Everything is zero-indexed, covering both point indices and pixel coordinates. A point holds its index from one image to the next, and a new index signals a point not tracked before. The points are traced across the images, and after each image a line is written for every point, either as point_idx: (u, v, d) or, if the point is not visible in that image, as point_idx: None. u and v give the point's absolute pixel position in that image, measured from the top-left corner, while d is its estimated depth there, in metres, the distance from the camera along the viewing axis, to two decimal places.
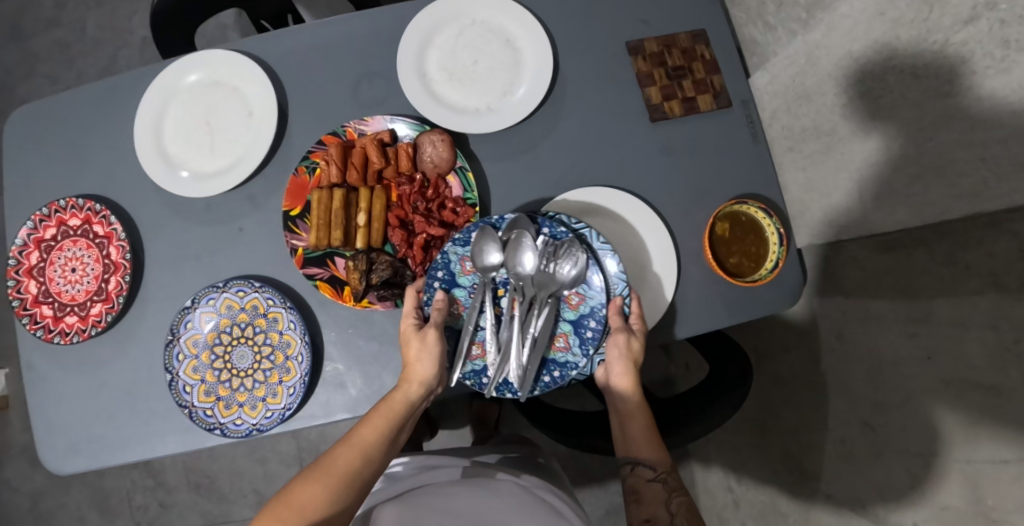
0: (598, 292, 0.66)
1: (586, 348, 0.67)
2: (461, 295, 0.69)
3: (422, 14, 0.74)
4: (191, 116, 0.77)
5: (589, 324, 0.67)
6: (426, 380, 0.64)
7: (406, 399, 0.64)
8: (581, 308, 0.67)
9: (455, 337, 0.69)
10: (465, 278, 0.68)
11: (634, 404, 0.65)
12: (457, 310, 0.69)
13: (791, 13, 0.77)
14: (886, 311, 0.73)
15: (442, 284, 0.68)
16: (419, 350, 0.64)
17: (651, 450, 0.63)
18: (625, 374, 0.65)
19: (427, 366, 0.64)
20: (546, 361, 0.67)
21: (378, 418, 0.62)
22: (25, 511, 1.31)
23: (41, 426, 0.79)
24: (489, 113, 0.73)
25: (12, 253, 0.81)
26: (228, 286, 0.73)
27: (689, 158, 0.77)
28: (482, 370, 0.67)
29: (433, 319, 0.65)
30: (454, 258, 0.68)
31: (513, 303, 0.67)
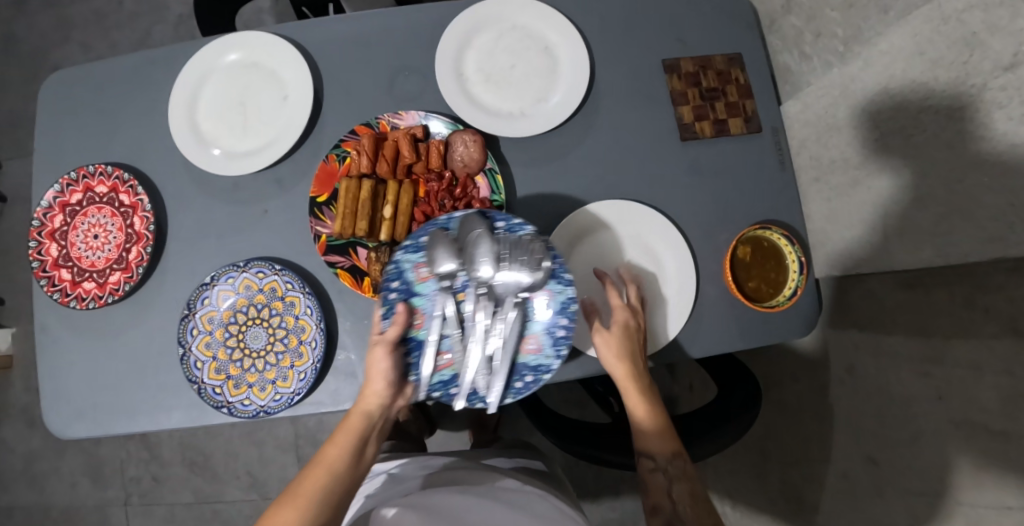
0: (567, 285, 0.65)
1: (559, 349, 0.65)
2: (420, 304, 0.64)
3: (464, 14, 0.75)
4: (226, 94, 0.77)
5: (559, 322, 0.65)
6: (384, 393, 0.63)
7: (368, 411, 0.63)
8: (549, 306, 0.65)
9: (418, 347, 0.65)
10: (422, 286, 0.64)
11: (636, 398, 0.66)
12: (418, 320, 0.64)
13: (829, 44, 0.77)
14: (900, 348, 0.73)
15: (398, 294, 0.64)
16: (376, 367, 0.62)
17: (658, 439, 0.65)
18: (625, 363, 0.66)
19: (380, 382, 0.63)
20: (516, 368, 0.65)
21: (342, 434, 0.61)
22: (18, 472, 1.32)
23: (48, 388, 0.79)
24: (522, 118, 0.73)
25: (37, 214, 0.81)
26: (248, 267, 0.73)
27: (716, 180, 0.77)
28: (450, 381, 0.65)
29: (388, 335, 0.62)
30: (408, 267, 0.64)
31: (477, 310, 0.61)
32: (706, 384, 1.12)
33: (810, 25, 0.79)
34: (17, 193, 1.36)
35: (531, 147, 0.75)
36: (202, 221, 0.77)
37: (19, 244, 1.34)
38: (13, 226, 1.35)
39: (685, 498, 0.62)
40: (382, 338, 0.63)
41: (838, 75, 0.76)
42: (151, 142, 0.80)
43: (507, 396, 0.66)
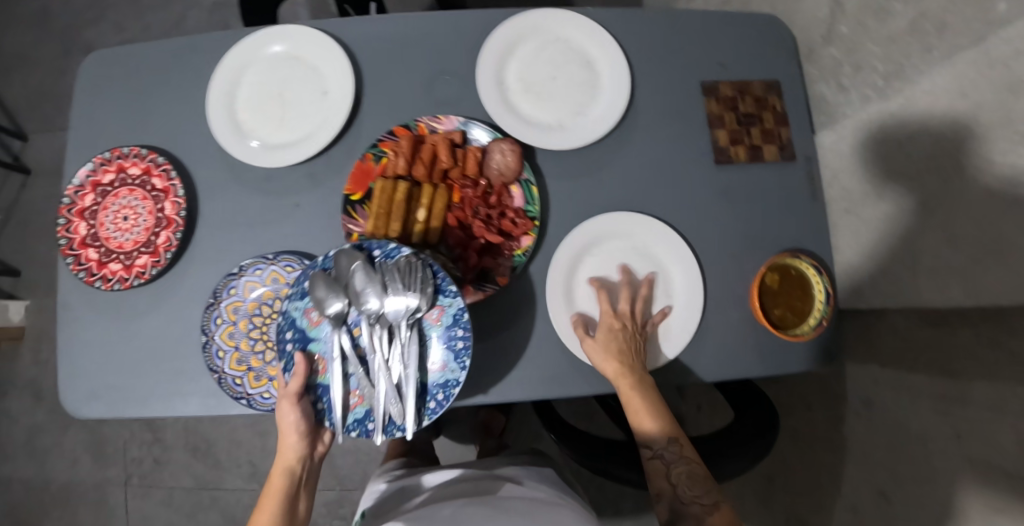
0: (454, 297, 0.65)
1: (462, 361, 0.65)
2: (319, 349, 0.68)
3: (509, 23, 0.75)
4: (266, 86, 0.77)
5: (457, 332, 0.65)
6: (297, 446, 0.67)
7: (288, 467, 0.68)
8: (443, 321, 0.66)
9: (326, 391, 0.67)
10: (317, 330, 0.68)
11: (628, 394, 0.67)
12: (320, 365, 0.67)
13: (868, 78, 0.77)
14: (921, 385, 0.73)
15: (295, 343, 0.67)
16: (285, 419, 0.66)
17: (657, 429, 0.67)
18: (614, 361, 0.68)
19: (292, 436, 0.67)
20: (424, 391, 0.66)
21: (269, 500, 0.67)
22: (20, 444, 1.32)
23: (66, 367, 0.79)
24: (559, 131, 0.74)
25: (68, 192, 0.81)
26: (277, 260, 0.73)
27: (747, 205, 0.77)
28: (365, 416, 0.66)
29: (289, 387, 0.65)
30: (297, 315, 0.68)
31: (371, 339, 0.65)
32: (721, 410, 1.11)
33: (849, 57, 0.80)
34: (40, 167, 1.36)
35: (565, 159, 0.75)
36: (232, 210, 0.77)
37: (39, 219, 1.35)
38: (34, 199, 1.35)
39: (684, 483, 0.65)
40: (286, 389, 0.65)
41: (876, 109, 0.76)
42: (186, 127, 0.80)
43: (424, 418, 0.66)
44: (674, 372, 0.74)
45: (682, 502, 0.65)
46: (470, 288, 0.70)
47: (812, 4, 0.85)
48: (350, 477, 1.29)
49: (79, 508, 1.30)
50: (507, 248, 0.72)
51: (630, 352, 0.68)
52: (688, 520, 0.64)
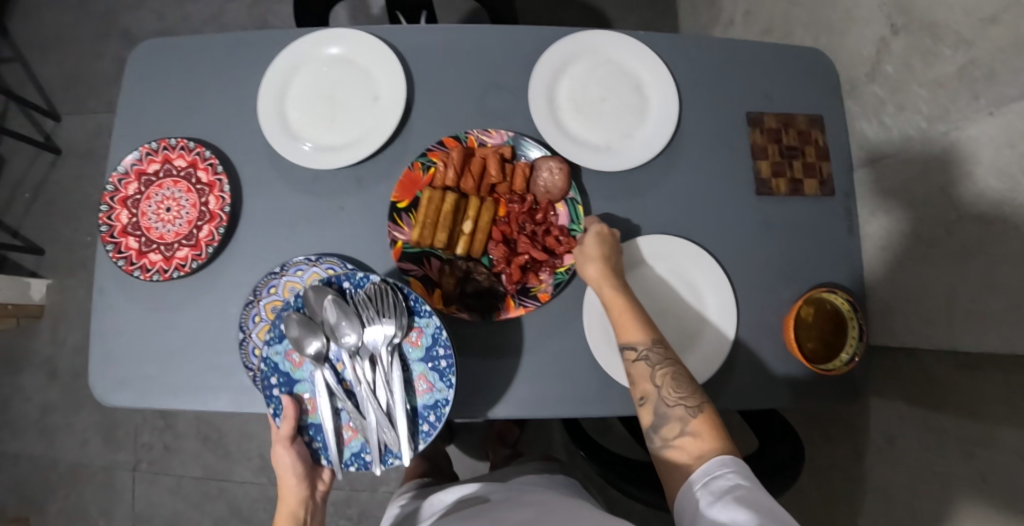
0: (428, 317, 0.67)
1: (447, 380, 0.66)
2: (306, 390, 0.69)
3: (563, 43, 0.76)
4: (316, 86, 0.77)
5: (437, 352, 0.67)
6: (298, 485, 0.69)
7: (290, 510, 0.69)
8: (422, 343, 0.67)
9: (319, 429, 0.69)
10: (300, 371, 0.69)
11: (613, 299, 0.66)
12: (309, 405, 0.69)
13: (911, 119, 0.78)
14: (947, 426, 0.73)
15: (282, 388, 0.69)
16: (282, 463, 0.68)
17: (636, 328, 0.64)
18: (595, 264, 0.67)
19: (291, 479, 0.69)
20: (414, 415, 0.67)
21: None
22: (31, 422, 1.32)
23: (97, 353, 0.78)
24: (606, 152, 0.74)
25: (112, 179, 0.80)
26: (319, 262, 0.73)
27: (784, 237, 0.78)
28: (361, 449, 0.67)
29: (282, 431, 0.67)
30: (279, 359, 0.69)
31: (355, 371, 0.67)
32: (745, 434, 1.14)
33: (893, 97, 0.81)
34: (70, 147, 1.39)
35: (609, 180, 0.76)
36: (274, 208, 0.77)
37: (66, 197, 1.37)
38: (62, 179, 1.38)
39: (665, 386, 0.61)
40: (280, 433, 0.67)
41: (918, 150, 0.77)
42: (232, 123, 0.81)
43: (419, 442, 0.67)
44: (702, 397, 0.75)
45: (665, 406, 0.61)
46: (513, 302, 0.72)
47: (858, 42, 0.86)
48: (359, 477, 1.29)
49: (85, 490, 1.30)
50: (550, 264, 0.73)
51: (614, 263, 0.69)
52: (672, 424, 0.60)
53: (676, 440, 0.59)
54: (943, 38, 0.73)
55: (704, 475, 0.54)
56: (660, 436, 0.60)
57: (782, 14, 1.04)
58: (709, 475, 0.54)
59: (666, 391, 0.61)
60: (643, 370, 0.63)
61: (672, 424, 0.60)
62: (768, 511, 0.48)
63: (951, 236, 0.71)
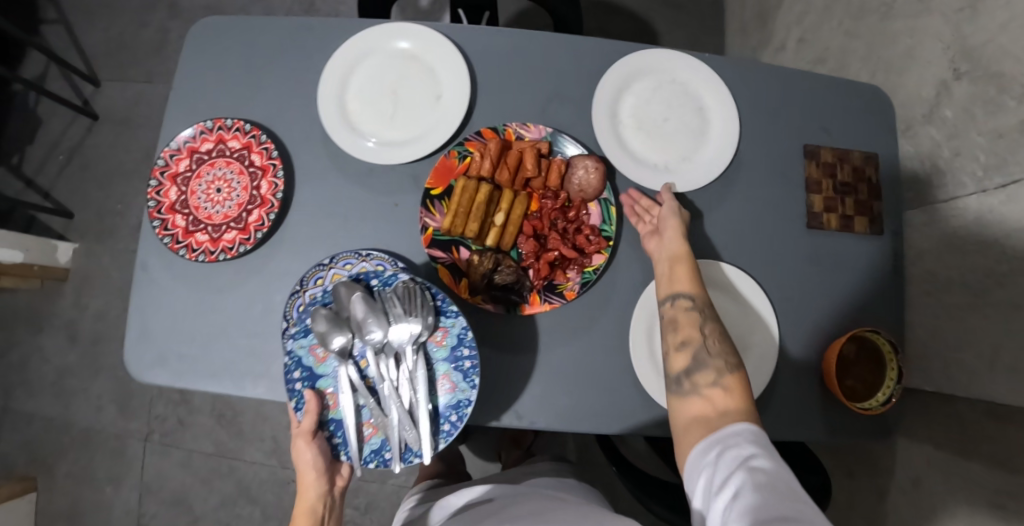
0: (456, 316, 0.64)
1: (471, 380, 0.63)
2: (328, 385, 0.65)
3: (629, 59, 0.76)
4: (379, 78, 0.76)
5: (462, 353, 0.64)
6: (317, 481, 0.67)
7: (309, 504, 0.67)
8: (447, 342, 0.64)
9: (339, 426, 0.65)
10: (324, 367, 0.65)
11: (679, 250, 0.68)
12: (330, 400, 0.65)
13: (968, 165, 0.77)
14: (976, 474, 0.74)
15: (304, 382, 0.65)
16: (301, 457, 0.65)
17: (694, 283, 0.66)
18: (673, 222, 0.70)
19: (311, 474, 0.66)
20: (437, 414, 0.64)
21: None
22: (47, 384, 1.32)
23: (136, 328, 0.76)
24: (665, 172, 0.75)
25: (164, 153, 0.76)
26: (368, 258, 0.69)
27: (830, 273, 0.79)
28: (382, 446, 0.63)
29: (303, 424, 0.64)
30: (303, 352, 0.66)
31: (379, 368, 0.63)
32: None
33: (949, 141, 0.80)
34: (107, 114, 1.40)
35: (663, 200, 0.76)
36: (325, 197, 0.76)
37: (101, 163, 1.38)
38: (97, 145, 1.39)
39: (710, 339, 0.62)
40: (300, 427, 0.64)
41: (974, 200, 0.75)
42: (283, 106, 0.79)
43: (439, 442, 0.64)
44: None
45: (706, 354, 0.61)
46: (538, 297, 0.71)
47: (919, 83, 0.85)
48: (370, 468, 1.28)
49: (95, 456, 1.30)
50: (577, 263, 0.71)
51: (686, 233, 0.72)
52: (708, 372, 0.60)
53: (706, 389, 0.59)
54: (1009, 89, 0.71)
55: (720, 443, 0.52)
56: (690, 380, 0.60)
57: (839, 45, 1.03)
58: (725, 444, 0.52)
59: (710, 343, 0.62)
60: (692, 319, 0.64)
61: (705, 372, 0.60)
62: (785, 490, 0.46)
63: (997, 287, 0.71)
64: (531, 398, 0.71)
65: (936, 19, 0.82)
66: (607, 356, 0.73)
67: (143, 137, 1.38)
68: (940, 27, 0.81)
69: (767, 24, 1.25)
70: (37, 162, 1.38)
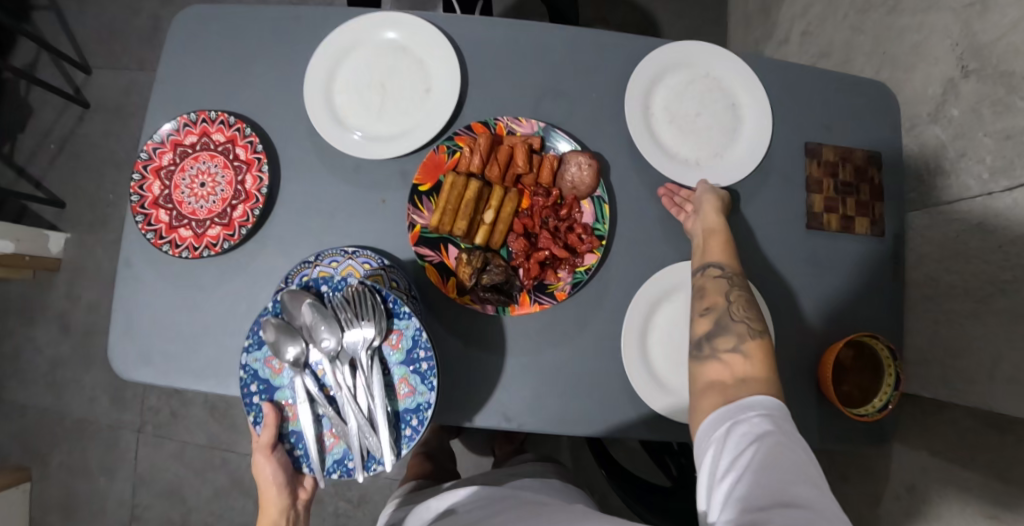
0: (410, 318, 0.61)
1: (429, 382, 0.60)
2: (286, 396, 0.62)
3: (663, 51, 0.75)
4: (370, 70, 0.74)
5: (418, 355, 0.61)
6: (280, 495, 0.66)
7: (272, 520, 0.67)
8: (402, 346, 0.61)
9: (300, 437, 0.62)
10: (280, 378, 0.62)
11: (714, 226, 0.68)
12: (290, 412, 0.63)
13: (973, 168, 0.74)
14: (972, 483, 0.72)
15: (262, 395, 0.62)
16: (262, 472, 0.64)
17: (723, 254, 0.66)
18: (708, 194, 0.70)
19: (272, 488, 0.66)
20: (399, 417, 0.61)
21: None
22: (40, 374, 1.32)
23: (119, 326, 0.74)
24: (696, 168, 0.74)
25: (147, 147, 0.74)
26: (355, 255, 0.68)
27: (829, 277, 0.77)
28: (345, 456, 0.61)
29: (261, 439, 0.62)
30: (258, 365, 0.62)
31: (336, 376, 0.61)
32: None
33: (955, 142, 0.77)
34: (98, 103, 1.38)
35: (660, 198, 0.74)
36: (313, 193, 0.74)
37: (92, 152, 1.37)
38: (89, 134, 1.37)
39: (738, 312, 0.61)
40: (260, 441, 0.62)
41: (979, 204, 0.72)
42: (268, 98, 0.77)
43: (402, 448, 0.61)
44: None
45: (731, 319, 0.60)
46: (527, 298, 0.69)
47: (925, 80, 0.83)
48: None
49: (89, 447, 1.30)
50: (570, 263, 0.69)
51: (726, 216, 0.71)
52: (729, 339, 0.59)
53: (727, 354, 0.58)
54: (1017, 89, 0.68)
55: (728, 418, 0.51)
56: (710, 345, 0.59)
57: (844, 39, 1.00)
58: (733, 420, 0.51)
59: (737, 312, 0.61)
60: (720, 291, 0.63)
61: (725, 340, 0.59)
62: (796, 468, 0.45)
63: (998, 294, 0.69)
64: (518, 401, 0.70)
65: (945, 15, 0.79)
66: (597, 360, 0.71)
67: (135, 127, 1.37)
68: (949, 23, 0.78)
69: (771, 16, 1.21)
70: (28, 151, 1.36)
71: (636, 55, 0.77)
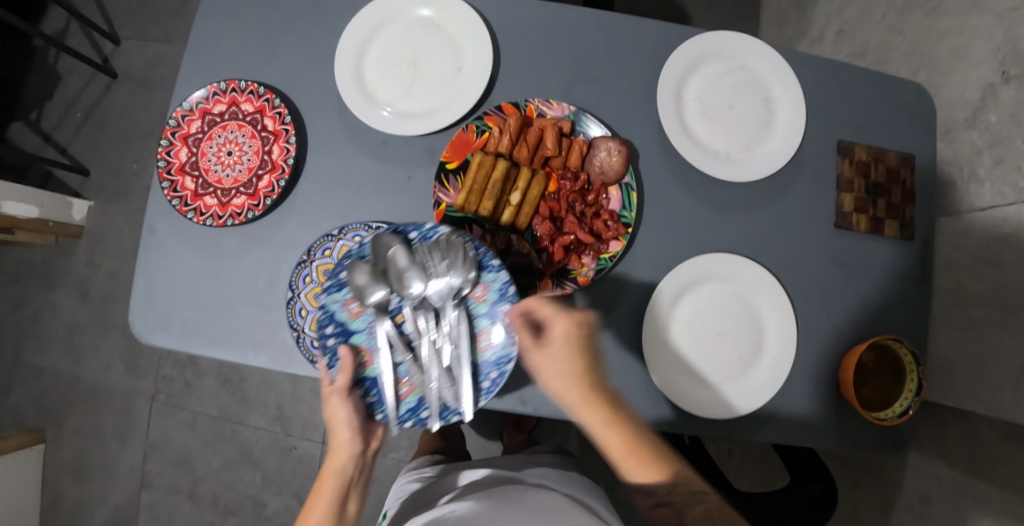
0: (498, 272, 0.61)
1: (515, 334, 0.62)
2: (363, 341, 0.62)
3: (698, 41, 0.74)
4: (401, 46, 0.74)
5: (504, 308, 0.62)
6: (351, 443, 0.62)
7: (340, 466, 0.62)
8: (488, 298, 0.62)
9: (375, 383, 0.62)
10: (358, 322, 0.62)
11: (603, 424, 0.58)
12: (365, 356, 0.62)
13: (1009, 175, 0.73)
14: (991, 497, 0.71)
15: (338, 337, 0.62)
16: (338, 416, 0.61)
17: (648, 469, 0.57)
18: (565, 384, 0.59)
19: (346, 433, 0.62)
20: (478, 367, 0.63)
21: (320, 500, 0.62)
22: (58, 338, 1.34)
23: (141, 290, 0.74)
24: (725, 161, 0.73)
25: (175, 114, 0.75)
26: (379, 230, 0.69)
27: (854, 278, 0.76)
28: (418, 405, 0.62)
29: (340, 380, 0.60)
30: (337, 307, 0.62)
31: (417, 324, 0.62)
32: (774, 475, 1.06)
33: (991, 148, 0.76)
34: (126, 73, 1.39)
35: (687, 189, 0.74)
36: (339, 167, 0.74)
37: (118, 122, 1.38)
38: (115, 104, 1.39)
39: (684, 500, 0.55)
40: (336, 383, 0.61)
41: (1013, 212, 0.71)
42: (298, 70, 0.77)
43: (480, 399, 0.62)
44: (747, 428, 0.72)
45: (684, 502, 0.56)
46: (549, 282, 0.68)
47: (963, 84, 0.81)
48: None
49: (102, 413, 1.32)
50: (594, 249, 0.69)
51: (596, 370, 0.60)
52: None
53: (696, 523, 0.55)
54: None
55: None
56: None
57: (881, 40, 0.98)
58: None
59: (691, 516, 0.54)
60: (657, 512, 0.55)
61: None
62: None
63: None
64: (535, 387, 0.69)
65: (988, 18, 0.77)
66: (617, 347, 0.71)
67: (161, 99, 1.38)
68: (991, 27, 0.77)
69: (806, 14, 1.19)
70: (54, 118, 1.38)
71: (670, 44, 0.76)
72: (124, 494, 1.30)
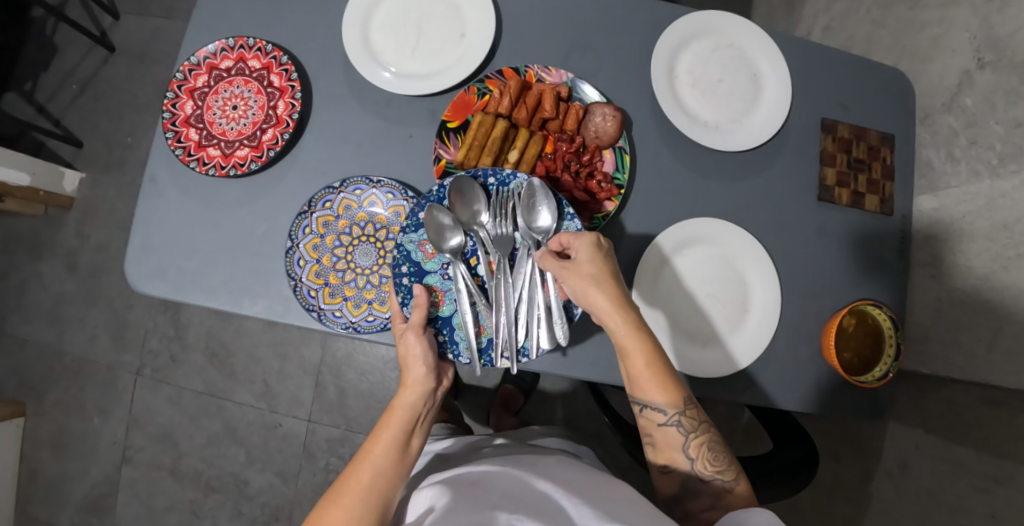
0: (569, 217, 0.67)
1: None
2: (435, 281, 0.69)
3: (689, 18, 0.78)
4: (406, 11, 0.76)
5: None
6: (425, 378, 0.63)
7: (409, 402, 0.62)
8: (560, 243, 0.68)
9: (447, 323, 0.68)
10: (431, 263, 0.69)
11: (631, 341, 0.60)
12: (437, 297, 0.69)
13: (983, 154, 0.76)
14: (967, 460, 0.73)
15: (412, 277, 0.68)
16: (412, 352, 0.64)
17: (666, 393, 0.60)
18: (608, 300, 0.61)
19: (420, 369, 0.63)
20: (566, 302, 0.67)
21: (384, 430, 0.61)
22: (44, 310, 1.33)
23: (138, 238, 0.74)
24: (715, 131, 0.76)
25: (183, 68, 0.76)
26: (379, 185, 0.73)
27: (837, 248, 0.79)
28: (489, 346, 0.68)
29: (414, 318, 0.65)
30: (412, 247, 0.68)
31: (490, 266, 0.69)
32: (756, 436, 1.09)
33: (967, 130, 0.79)
34: (124, 48, 1.40)
35: (680, 158, 0.77)
36: (341, 124, 0.76)
37: (113, 96, 1.38)
38: (112, 77, 1.39)
39: (691, 425, 0.61)
40: (410, 321, 0.65)
41: (987, 186, 0.74)
42: (303, 30, 0.78)
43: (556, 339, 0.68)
44: (734, 389, 0.74)
45: (687, 431, 0.61)
46: None
47: (942, 70, 0.84)
48: (358, 420, 1.27)
49: (86, 386, 1.30)
50: (589, 210, 0.72)
51: (623, 288, 0.63)
52: (703, 499, 0.60)
53: (697, 451, 0.61)
54: None
55: None
56: (682, 507, 0.61)
57: (864, 32, 1.02)
58: None
59: (694, 439, 0.61)
60: (665, 430, 0.61)
61: (703, 496, 0.60)
62: None
63: (1005, 273, 0.70)
64: None
65: (966, 8, 0.80)
66: None
67: (159, 74, 1.39)
68: (968, 16, 0.80)
69: (794, 12, 1.24)
70: (49, 90, 1.38)
71: (664, 21, 0.80)
72: (104, 470, 1.28)
